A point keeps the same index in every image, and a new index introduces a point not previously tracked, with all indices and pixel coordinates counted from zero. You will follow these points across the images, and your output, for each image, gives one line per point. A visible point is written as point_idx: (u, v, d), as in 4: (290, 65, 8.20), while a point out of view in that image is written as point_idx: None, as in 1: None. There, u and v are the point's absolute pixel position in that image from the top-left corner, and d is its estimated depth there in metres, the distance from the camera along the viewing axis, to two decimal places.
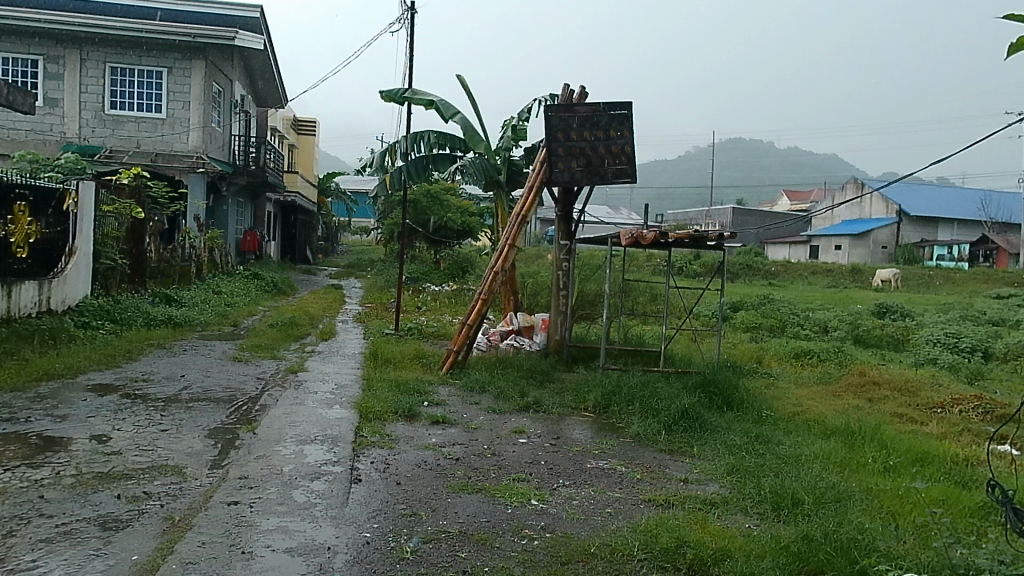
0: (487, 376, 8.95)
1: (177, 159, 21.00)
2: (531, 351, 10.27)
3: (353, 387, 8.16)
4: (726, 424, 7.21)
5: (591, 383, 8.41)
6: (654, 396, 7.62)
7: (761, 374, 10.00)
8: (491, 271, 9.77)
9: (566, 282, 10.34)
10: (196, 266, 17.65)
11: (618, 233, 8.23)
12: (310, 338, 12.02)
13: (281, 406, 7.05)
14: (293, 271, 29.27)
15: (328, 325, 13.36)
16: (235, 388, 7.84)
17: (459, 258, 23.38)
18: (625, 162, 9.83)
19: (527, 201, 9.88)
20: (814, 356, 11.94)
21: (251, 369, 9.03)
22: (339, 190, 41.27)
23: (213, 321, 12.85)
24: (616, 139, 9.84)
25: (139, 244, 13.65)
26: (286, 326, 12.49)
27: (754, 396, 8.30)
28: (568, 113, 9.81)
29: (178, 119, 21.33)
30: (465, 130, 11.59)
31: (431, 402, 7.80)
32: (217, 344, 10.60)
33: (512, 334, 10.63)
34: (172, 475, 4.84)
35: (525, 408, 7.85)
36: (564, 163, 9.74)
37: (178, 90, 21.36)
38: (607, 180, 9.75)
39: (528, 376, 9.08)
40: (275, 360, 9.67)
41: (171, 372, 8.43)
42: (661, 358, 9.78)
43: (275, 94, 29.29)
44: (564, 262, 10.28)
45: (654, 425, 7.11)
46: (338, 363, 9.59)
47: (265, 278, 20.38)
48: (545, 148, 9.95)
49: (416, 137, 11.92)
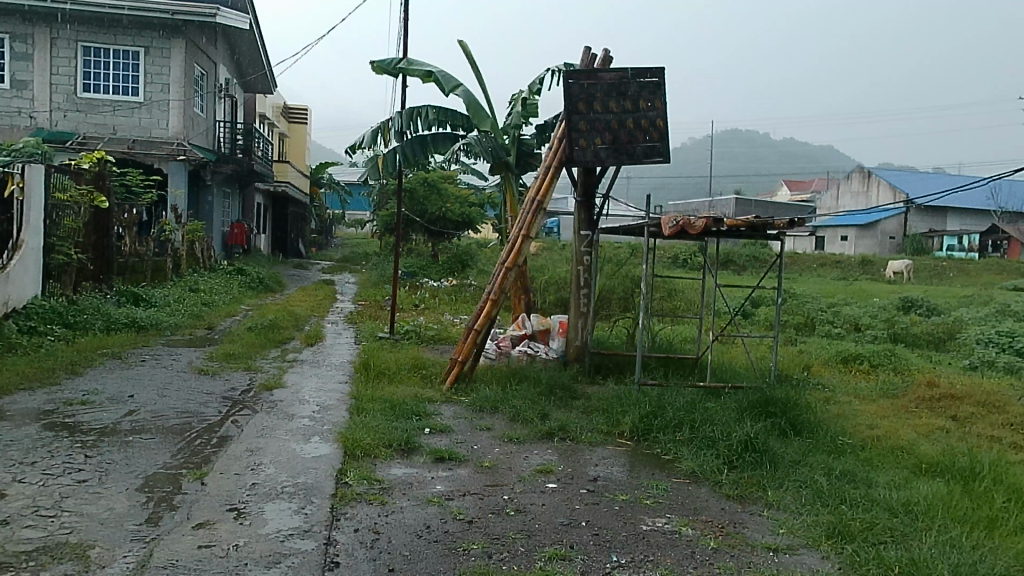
0: (500, 394, 7.54)
1: (157, 145, 19.50)
2: (547, 359, 8.86)
3: (339, 411, 6.70)
4: (799, 456, 5.85)
5: (625, 402, 7.00)
6: (708, 421, 6.23)
7: (815, 385, 8.61)
8: (502, 267, 8.31)
9: (588, 278, 8.91)
10: (173, 261, 16.22)
11: (659, 217, 6.77)
12: (294, 343, 10.57)
13: (245, 439, 5.60)
14: (283, 266, 27.79)
15: (316, 328, 11.90)
16: (194, 412, 6.39)
17: (458, 251, 21.91)
18: (657, 138, 8.41)
19: (545, 184, 8.38)
20: (865, 361, 10.54)
21: (221, 384, 7.59)
22: (333, 180, 39.75)
23: (186, 323, 11.38)
24: (647, 112, 8.41)
25: (104, 237, 12.15)
26: (268, 329, 11.03)
27: (821, 417, 6.93)
28: (591, 81, 8.35)
29: (157, 103, 19.85)
30: (469, 104, 10.13)
31: (433, 429, 6.37)
32: (184, 352, 9.12)
33: (525, 340, 9.21)
34: (69, 564, 3.40)
35: (549, 435, 6.44)
36: (586, 139, 8.30)
37: (157, 71, 19.87)
38: (637, 160, 8.33)
39: (547, 392, 7.68)
40: (249, 373, 8.22)
41: (119, 390, 6.97)
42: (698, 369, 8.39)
43: (264, 80, 27.77)
44: (585, 256, 8.88)
45: (712, 461, 5.71)
46: (323, 377, 8.13)
47: (250, 273, 18.94)
48: (564, 121, 8.50)
49: (412, 113, 10.43)
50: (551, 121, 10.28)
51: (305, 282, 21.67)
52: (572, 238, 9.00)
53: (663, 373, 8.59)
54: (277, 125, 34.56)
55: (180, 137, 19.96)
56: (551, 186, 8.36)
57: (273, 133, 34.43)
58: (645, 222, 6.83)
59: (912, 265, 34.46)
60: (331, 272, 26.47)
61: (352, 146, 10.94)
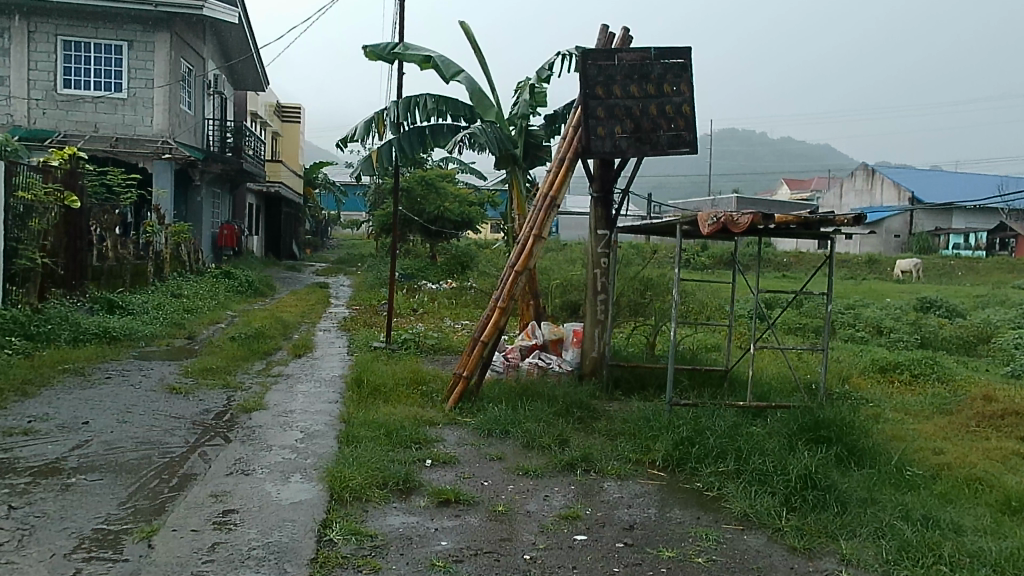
0: (511, 414, 6.65)
1: (140, 143, 18.55)
2: (560, 373, 7.99)
3: (326, 439, 5.78)
4: (869, 494, 4.95)
5: (655, 425, 6.11)
6: (756, 450, 5.33)
7: (861, 402, 7.71)
8: (511, 271, 7.38)
9: (606, 283, 8.03)
10: (155, 264, 15.31)
11: (695, 214, 5.87)
12: (281, 354, 9.65)
13: (212, 478, 4.69)
14: (276, 268, 26.85)
15: (306, 336, 10.96)
16: (156, 442, 5.46)
17: (457, 252, 20.99)
18: (683, 126, 7.51)
19: (558, 177, 7.47)
20: (905, 370, 9.65)
21: (194, 406, 6.65)
22: (328, 180, 38.78)
23: (163, 332, 10.44)
24: (671, 97, 7.50)
25: (77, 240, 11.22)
26: (252, 338, 10.09)
27: (880, 442, 6.04)
28: (610, 62, 7.46)
29: (141, 99, 18.89)
30: (471, 93, 9.23)
31: (436, 461, 5.46)
32: (156, 366, 8.17)
33: (537, 350, 8.32)
34: None
35: (570, 466, 5.54)
36: (605, 127, 7.39)
37: (140, 66, 18.93)
38: (661, 151, 7.44)
39: (563, 413, 6.79)
40: (227, 391, 7.29)
41: (73, 415, 6.03)
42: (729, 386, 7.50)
43: (255, 76, 26.81)
44: (602, 259, 8.00)
45: (767, 500, 4.82)
46: (310, 396, 7.21)
47: (238, 277, 18.04)
48: (579, 107, 7.58)
49: (410, 102, 9.47)
50: (561, 111, 9.37)
51: (297, 286, 20.74)
52: (587, 238, 8.12)
53: (690, 388, 7.75)
54: (269, 123, 33.63)
55: (166, 135, 19.01)
56: (566, 179, 7.45)
57: (265, 131, 33.49)
58: (679, 219, 5.93)
59: (922, 263, 33.67)
60: (325, 274, 25.53)
61: (344, 139, 9.98)
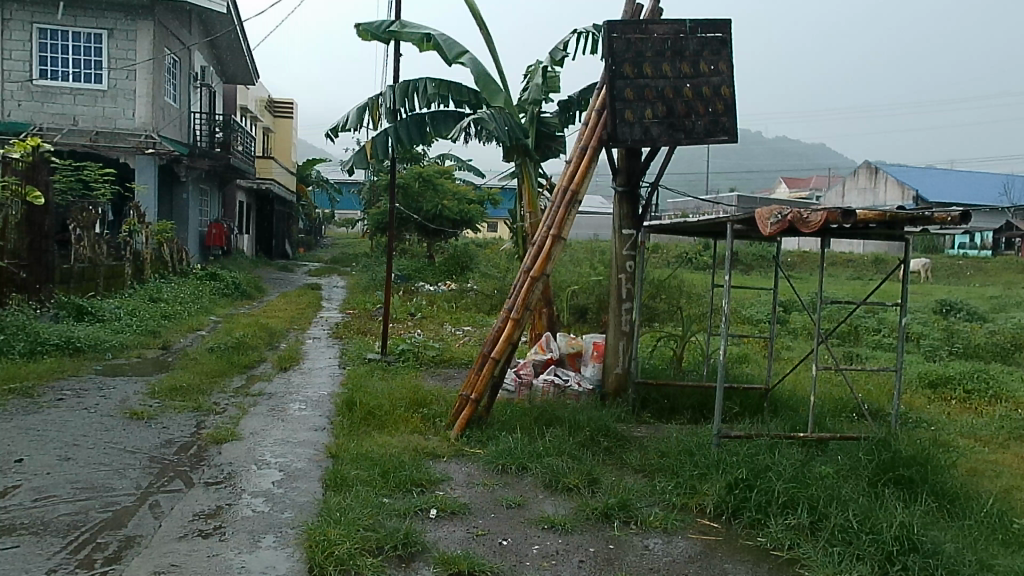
0: (529, 445, 5.69)
1: (122, 137, 17.49)
2: (580, 393, 7.06)
3: (308, 481, 4.77)
4: (982, 556, 3.99)
5: (702, 461, 5.14)
6: (834, 499, 4.38)
7: (925, 426, 6.73)
8: (526, 276, 6.39)
9: (631, 290, 7.07)
10: (133, 265, 14.29)
11: (754, 210, 4.90)
12: (264, 367, 8.66)
13: (160, 545, 3.70)
14: (267, 269, 25.83)
15: (294, 346, 9.94)
16: (98, 489, 4.45)
17: (456, 252, 20.00)
18: (721, 111, 6.54)
19: (579, 170, 6.44)
20: (958, 386, 8.68)
21: (155, 436, 5.63)
22: (321, 178, 37.77)
23: (135, 341, 9.40)
24: (708, 77, 6.54)
25: (42, 240, 10.09)
26: (232, 349, 9.06)
27: (970, 483, 5.07)
28: (641, 36, 6.48)
29: (122, 90, 17.82)
30: (477, 75, 8.23)
31: (443, 511, 4.48)
32: (118, 385, 7.14)
33: (552, 365, 7.36)
34: None
35: (606, 516, 4.56)
36: (634, 111, 6.40)
37: (122, 56, 17.85)
38: (697, 140, 6.47)
39: (588, 444, 5.83)
40: (198, 418, 6.26)
41: (6, 452, 5.02)
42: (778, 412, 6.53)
43: (245, 70, 25.77)
44: (628, 264, 7.03)
45: (859, 569, 3.86)
46: (293, 423, 6.20)
47: (225, 278, 17.01)
48: (604, 88, 6.60)
49: (408, 87, 8.48)
50: (577, 96, 8.40)
51: (288, 288, 19.72)
52: (610, 239, 7.16)
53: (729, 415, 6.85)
54: (261, 119, 32.57)
55: (149, 129, 17.96)
56: (588, 172, 6.42)
57: (256, 127, 32.45)
58: (735, 216, 4.96)
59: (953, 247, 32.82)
60: (317, 275, 24.50)
61: (334, 127, 8.97)
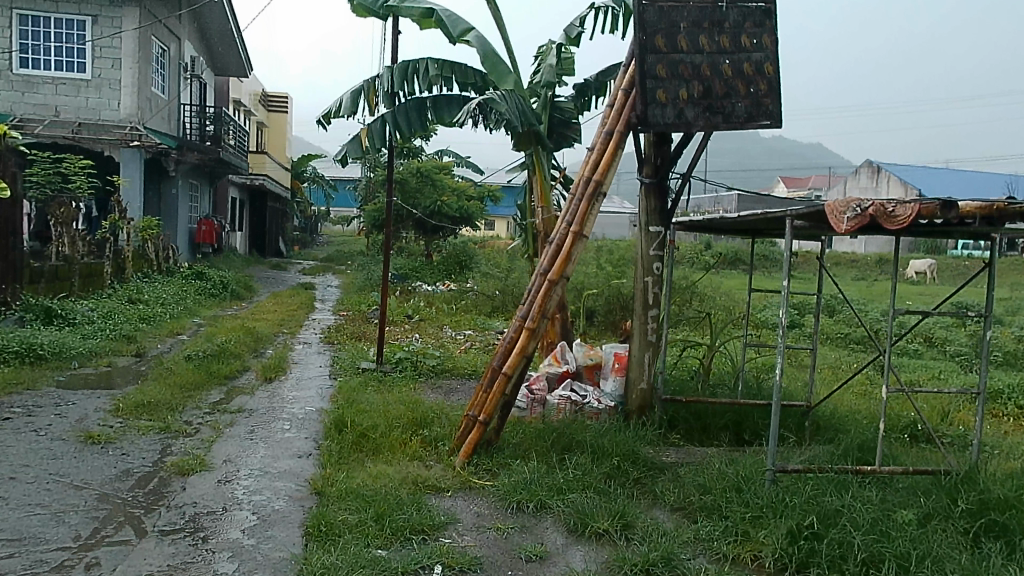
0: (548, 476, 4.89)
1: (106, 129, 16.61)
2: (600, 411, 6.26)
3: (286, 529, 3.95)
4: None
5: (755, 501, 4.35)
6: (927, 557, 3.67)
7: (990, 451, 5.95)
8: (542, 279, 5.57)
9: (659, 294, 6.26)
10: (112, 263, 13.42)
11: (825, 203, 4.09)
12: (247, 378, 7.84)
13: None
14: (259, 267, 25.00)
15: (281, 353, 9.12)
16: (27, 542, 3.62)
17: (455, 250, 19.20)
18: (764, 91, 5.73)
19: (604, 158, 5.62)
20: (1010, 402, 7.89)
21: (110, 466, 4.81)
22: (317, 174, 36.91)
23: (106, 348, 8.56)
24: (750, 53, 5.74)
25: (8, 235, 9.14)
26: (213, 357, 8.23)
27: None
28: (674, 4, 5.69)
29: (106, 80, 16.92)
30: (483, 54, 7.40)
31: (449, 568, 3.68)
32: (78, 400, 6.31)
33: (569, 380, 6.57)
34: None
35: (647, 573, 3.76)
36: (666, 91, 5.59)
37: (106, 44, 16.93)
38: (737, 125, 5.67)
39: (615, 476, 5.03)
40: (164, 441, 5.44)
41: None
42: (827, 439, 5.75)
43: (236, 61, 24.87)
44: (655, 266, 6.21)
45: None
46: (275, 447, 5.39)
47: (213, 278, 16.18)
48: (631, 64, 5.79)
49: (407, 68, 7.66)
50: (594, 78, 7.60)
51: (279, 287, 18.89)
52: (635, 237, 6.34)
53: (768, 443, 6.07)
54: (254, 113, 31.69)
55: (134, 120, 17.07)
56: (613, 160, 5.60)
57: (249, 121, 31.59)
58: (802, 208, 4.16)
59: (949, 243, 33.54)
60: (311, 274, 23.66)
61: (326, 113, 8.14)
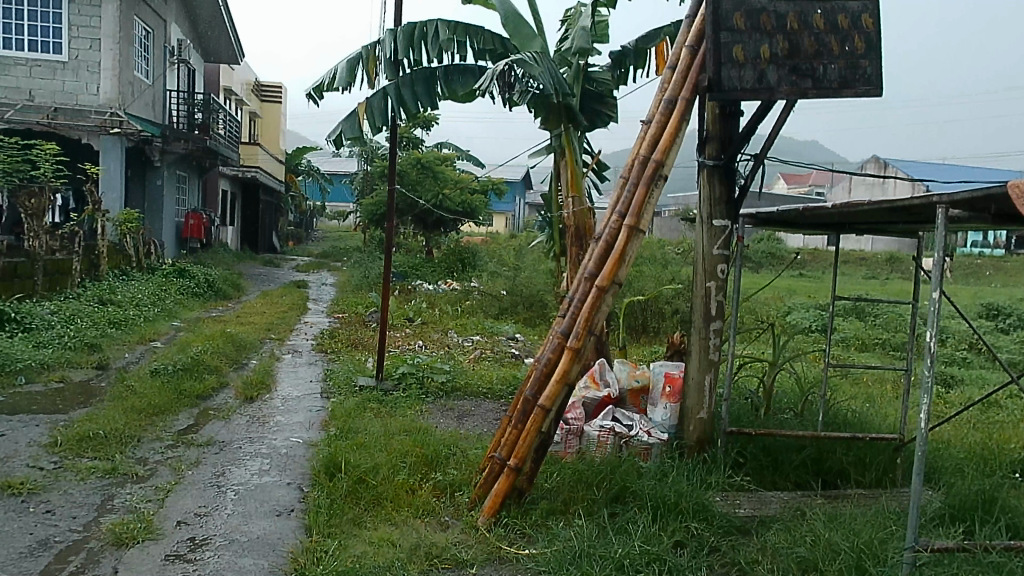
0: (601, 542, 3.75)
1: (83, 115, 15.27)
2: (651, 448, 5.12)
3: None
4: None
5: None
6: None
7: None
8: (587, 285, 4.40)
9: (724, 303, 5.11)
10: (83, 260, 12.22)
11: (1004, 186, 2.97)
12: (224, 396, 6.68)
13: None
14: (251, 264, 23.82)
15: (266, 365, 7.96)
16: None
17: (457, 247, 18.04)
18: (862, 49, 4.56)
19: (665, 132, 4.44)
20: None
21: (25, 533, 3.63)
22: (311, 167, 35.67)
23: (62, 359, 7.37)
24: (845, 2, 4.60)
25: None
26: (185, 371, 7.03)
27: None
28: None
29: (84, 62, 15.41)
30: (507, 15, 6.31)
31: None
32: (9, 431, 5.13)
33: (610, 407, 5.41)
34: None
35: None
36: (744, 48, 4.46)
37: (84, 23, 15.36)
38: (829, 91, 4.52)
39: (684, 545, 3.89)
40: (105, 490, 4.25)
41: None
42: (941, 490, 4.59)
43: (226, 47, 23.63)
44: (720, 269, 5.05)
45: None
46: (248, 500, 4.22)
47: (198, 276, 15.00)
48: (700, 14, 4.64)
49: (413, 31, 6.51)
50: (632, 45, 6.54)
51: (271, 285, 17.73)
52: (694, 233, 5.18)
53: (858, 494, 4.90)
54: (246, 103, 30.45)
55: (115, 106, 15.57)
56: (677, 134, 4.42)
57: (241, 111, 30.37)
58: (966, 191, 3.01)
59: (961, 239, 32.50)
60: (305, 271, 22.48)
61: (319, 86, 6.99)
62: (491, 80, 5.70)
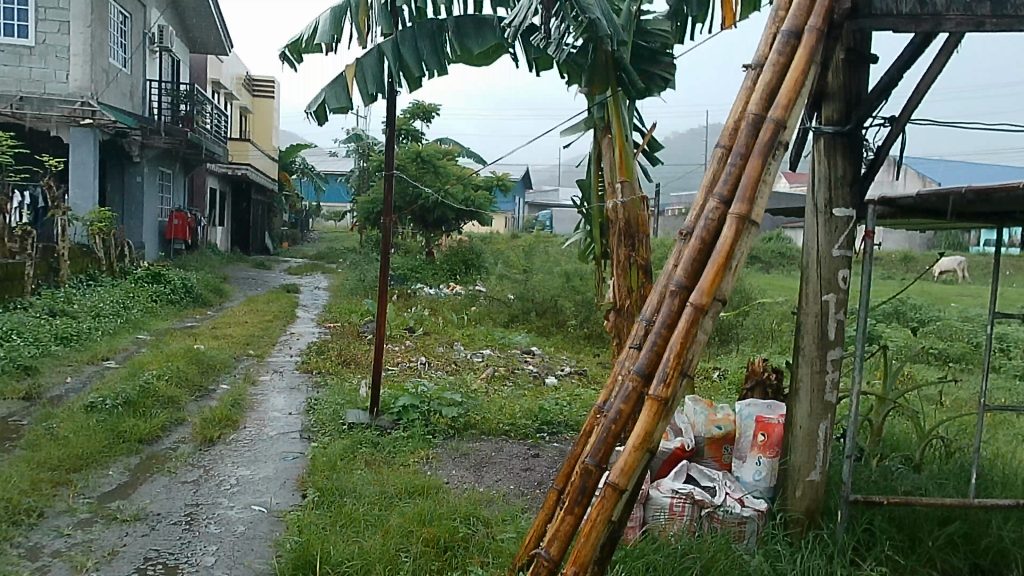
0: None
1: (51, 104, 13.69)
2: (746, 523, 3.72)
3: None
4: None
5: None
6: None
7: None
8: (676, 301, 2.97)
9: (847, 322, 3.68)
10: (39, 265, 10.77)
11: None
12: (176, 439, 5.24)
13: None
14: (239, 267, 22.37)
15: (236, 393, 6.52)
16: None
17: (459, 248, 16.57)
18: None
19: (787, 79, 3.02)
20: None
21: None
22: (305, 165, 34.16)
23: None
24: None
25: None
26: (128, 407, 5.58)
27: None
28: None
29: (53, 47, 13.79)
30: None
31: None
32: None
33: (685, 463, 4.01)
34: None
35: None
36: None
37: (51, 5, 13.75)
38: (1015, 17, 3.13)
39: None
40: None
41: None
42: None
43: (213, 36, 22.18)
44: (842, 277, 3.65)
45: None
46: None
47: (175, 281, 13.55)
48: None
49: None
50: None
51: (258, 290, 16.30)
52: (806, 228, 3.76)
53: None
54: (236, 97, 28.97)
55: (86, 95, 13.93)
56: (804, 81, 3.00)
57: (231, 106, 28.88)
58: None
59: (980, 238, 30.75)
60: (297, 275, 21.04)
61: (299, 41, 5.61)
62: (532, 6, 4.33)
